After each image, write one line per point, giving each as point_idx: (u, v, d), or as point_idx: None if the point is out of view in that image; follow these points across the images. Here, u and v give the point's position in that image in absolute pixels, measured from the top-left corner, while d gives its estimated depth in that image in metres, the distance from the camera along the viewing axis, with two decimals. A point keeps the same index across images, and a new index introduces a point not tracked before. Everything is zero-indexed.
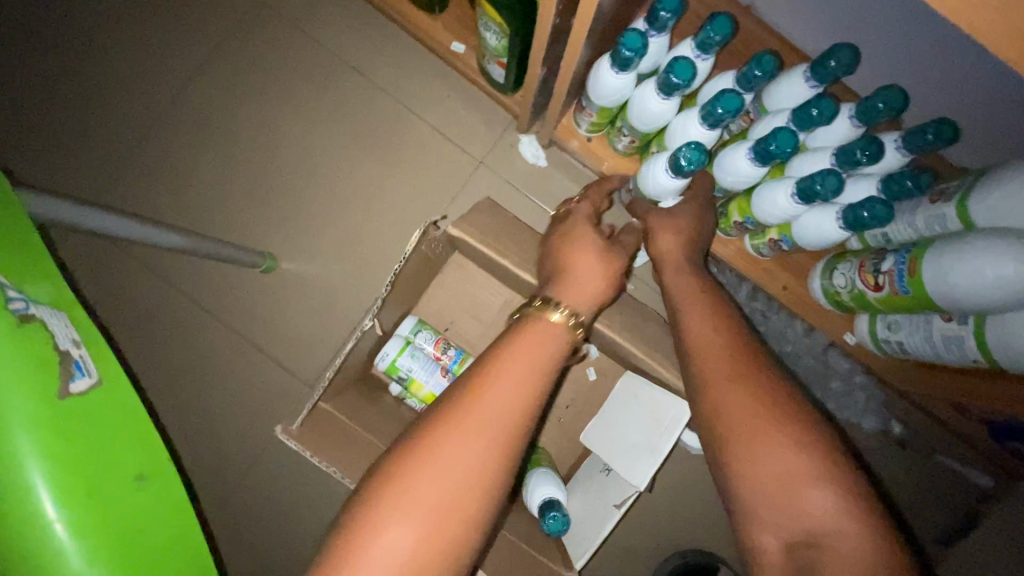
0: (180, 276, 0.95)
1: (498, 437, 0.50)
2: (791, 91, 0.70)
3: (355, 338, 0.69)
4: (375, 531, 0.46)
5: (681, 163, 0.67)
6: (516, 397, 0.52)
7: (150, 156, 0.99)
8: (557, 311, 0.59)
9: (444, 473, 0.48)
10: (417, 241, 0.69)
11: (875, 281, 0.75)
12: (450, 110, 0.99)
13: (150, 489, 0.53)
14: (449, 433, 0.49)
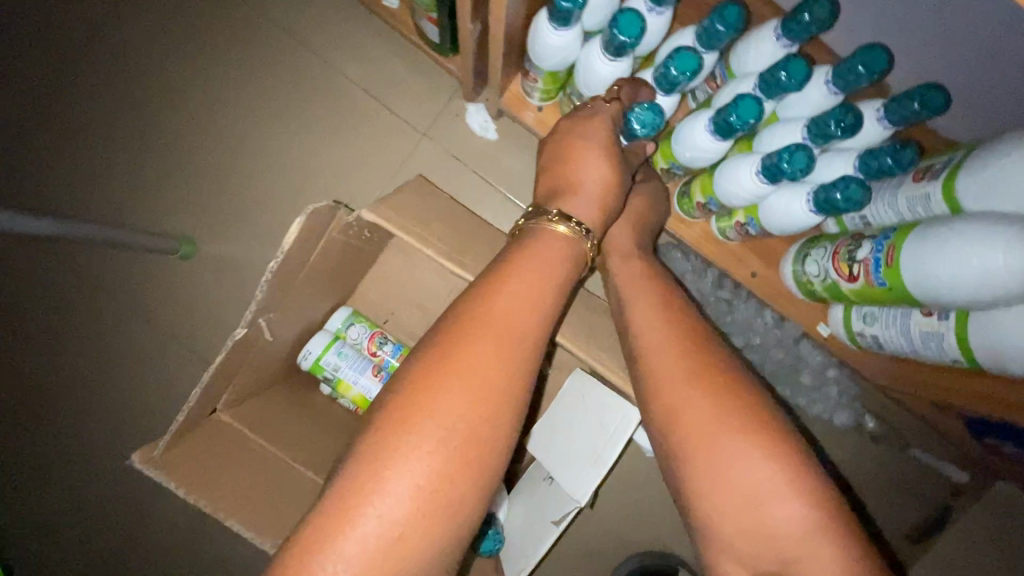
0: (82, 264, 0.84)
1: (513, 345, 0.47)
2: (760, 51, 0.61)
3: (228, 348, 0.58)
4: (406, 437, 0.42)
5: (634, 128, 0.58)
6: (533, 303, 0.50)
7: (43, 128, 0.87)
8: (563, 224, 0.56)
9: (465, 381, 0.44)
10: (299, 234, 0.56)
11: (849, 270, 0.67)
12: (388, 75, 0.88)
13: None
14: (465, 341, 0.46)
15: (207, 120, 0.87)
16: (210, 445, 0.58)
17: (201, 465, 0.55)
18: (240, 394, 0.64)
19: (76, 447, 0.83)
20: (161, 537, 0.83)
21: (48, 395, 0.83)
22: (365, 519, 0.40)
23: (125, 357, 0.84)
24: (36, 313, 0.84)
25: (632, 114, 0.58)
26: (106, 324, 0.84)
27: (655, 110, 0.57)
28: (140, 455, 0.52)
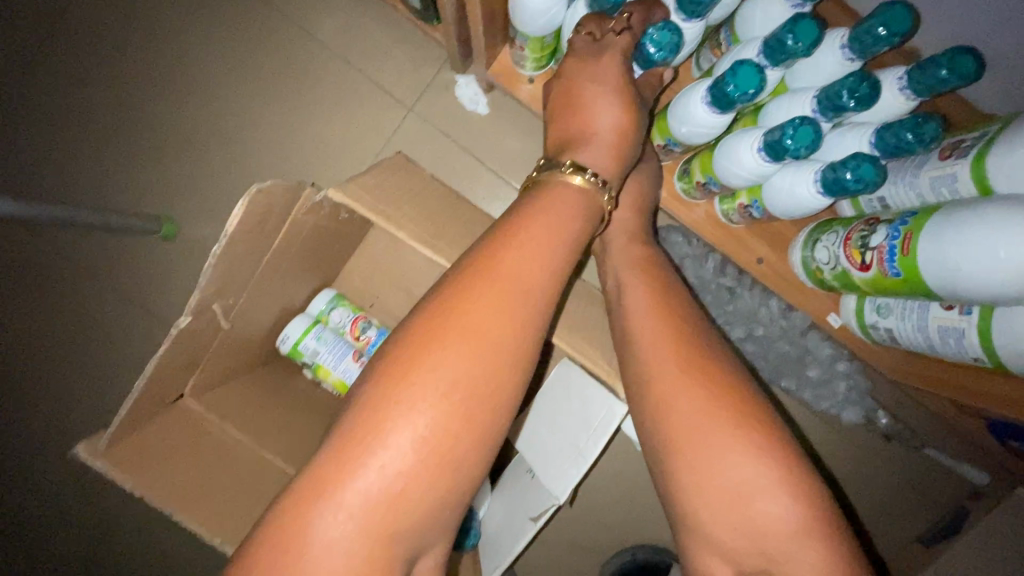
0: (65, 244, 0.83)
1: (523, 300, 0.41)
2: (768, 11, 0.54)
3: (163, 347, 0.52)
4: (404, 396, 0.37)
5: (649, 50, 0.52)
6: (548, 256, 0.44)
7: (22, 104, 0.85)
8: (580, 173, 0.50)
9: (476, 334, 0.39)
10: (244, 215, 0.51)
11: (860, 258, 0.61)
12: (373, 45, 0.84)
13: None
14: (476, 291, 0.41)
15: (186, 96, 0.84)
16: (170, 437, 0.57)
17: (152, 459, 0.54)
18: (208, 381, 0.63)
19: (64, 428, 0.83)
20: (150, 516, 0.84)
21: (36, 375, 0.83)
22: (365, 475, 0.36)
23: (111, 338, 0.83)
24: (21, 293, 0.83)
25: (645, 35, 0.52)
26: (91, 305, 0.83)
27: (672, 27, 0.51)
28: (88, 452, 0.51)
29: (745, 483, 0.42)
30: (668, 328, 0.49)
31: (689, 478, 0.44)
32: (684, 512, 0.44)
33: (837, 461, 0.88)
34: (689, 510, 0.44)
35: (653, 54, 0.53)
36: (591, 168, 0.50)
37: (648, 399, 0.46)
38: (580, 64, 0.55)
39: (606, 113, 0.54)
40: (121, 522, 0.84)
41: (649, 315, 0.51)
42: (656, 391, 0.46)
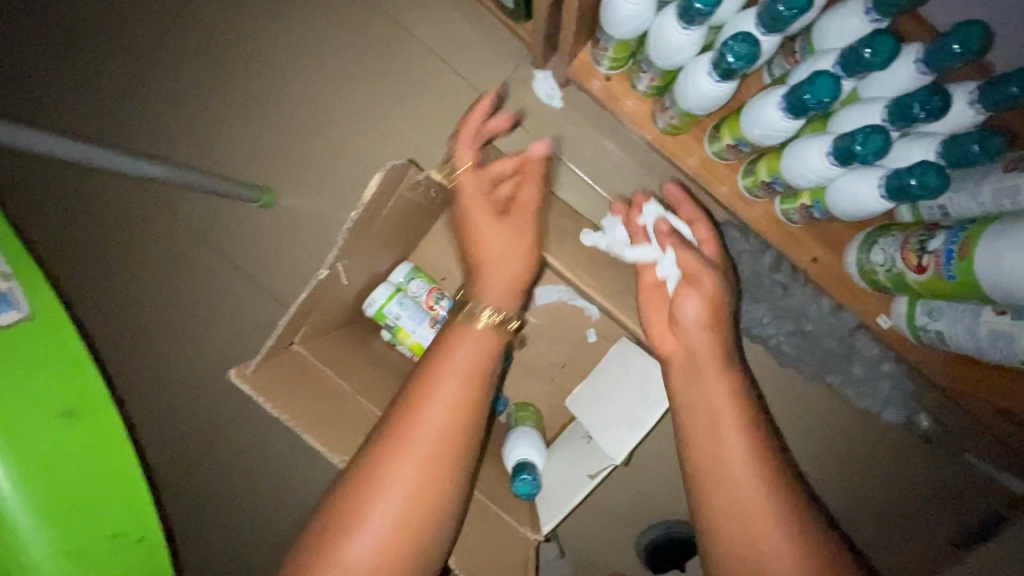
0: (172, 207, 0.92)
1: (453, 418, 0.57)
2: (846, 25, 0.59)
3: (311, 287, 0.63)
4: (355, 523, 0.53)
5: (727, 61, 0.55)
6: (467, 376, 0.58)
7: (142, 80, 0.95)
8: (483, 319, 0.59)
9: (424, 436, 0.56)
10: (378, 185, 0.60)
11: (917, 261, 0.64)
12: (460, 41, 0.91)
13: (79, 429, 0.48)
14: (422, 415, 0.56)
15: (285, 78, 0.92)
16: (287, 371, 0.66)
17: (277, 385, 0.64)
18: (310, 334, 0.72)
19: (159, 373, 0.91)
20: (229, 459, 0.92)
21: (135, 324, 0.92)
22: (351, 549, 0.53)
23: (206, 294, 0.92)
24: (130, 247, 0.92)
25: (726, 45, 0.54)
26: (190, 262, 0.92)
27: (753, 40, 0.53)
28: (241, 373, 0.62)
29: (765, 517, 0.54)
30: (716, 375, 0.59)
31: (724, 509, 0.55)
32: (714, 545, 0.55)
33: (875, 459, 0.92)
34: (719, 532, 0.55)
35: (731, 64, 0.55)
36: (491, 308, 0.60)
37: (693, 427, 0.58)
38: (483, 196, 0.61)
39: (497, 240, 0.61)
40: (203, 464, 0.92)
41: (707, 370, 0.59)
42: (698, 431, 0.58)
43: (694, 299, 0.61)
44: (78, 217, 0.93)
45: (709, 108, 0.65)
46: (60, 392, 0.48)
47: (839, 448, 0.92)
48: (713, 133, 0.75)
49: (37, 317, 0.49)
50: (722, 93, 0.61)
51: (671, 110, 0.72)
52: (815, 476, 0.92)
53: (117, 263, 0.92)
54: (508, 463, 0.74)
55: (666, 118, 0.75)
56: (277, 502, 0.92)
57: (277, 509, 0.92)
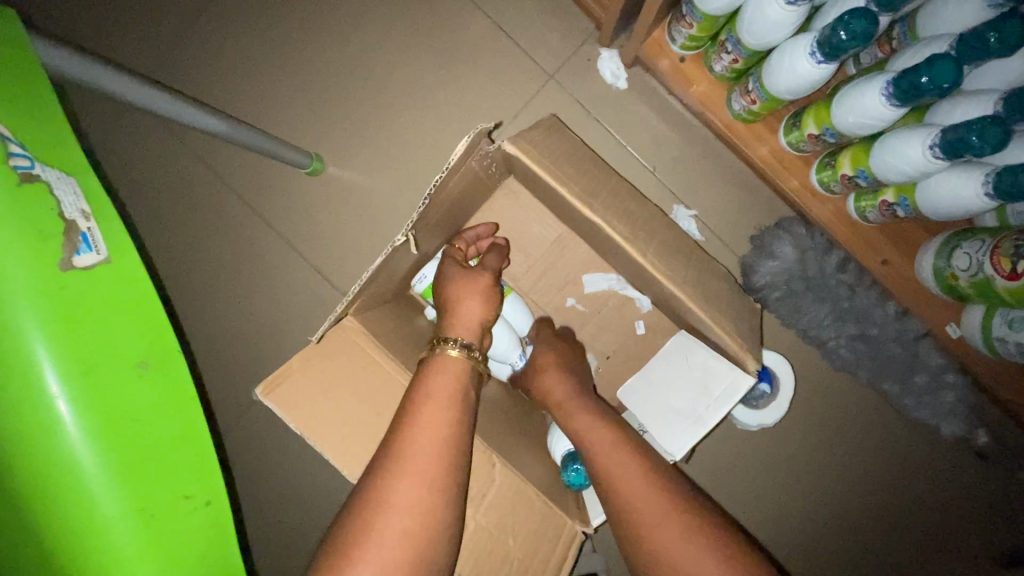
0: (220, 167, 0.90)
1: (435, 464, 0.51)
2: (961, 11, 0.55)
3: (384, 254, 0.61)
4: None
5: (839, 38, 0.52)
6: (448, 401, 0.54)
7: (191, 32, 0.91)
8: (450, 347, 0.60)
9: (411, 465, 0.50)
10: (463, 150, 0.57)
11: (1011, 267, 0.61)
12: (525, 13, 0.87)
13: (153, 381, 0.39)
14: (408, 445, 0.51)
15: (341, 42, 0.89)
16: (340, 361, 0.60)
17: (317, 388, 0.58)
18: (368, 303, 0.66)
19: (195, 337, 0.89)
20: (258, 431, 0.89)
21: (173, 285, 0.89)
22: None
23: (248, 258, 0.89)
24: (173, 205, 0.90)
25: (840, 20, 0.51)
26: (235, 226, 0.89)
27: (871, 16, 0.50)
28: (315, 340, 0.59)
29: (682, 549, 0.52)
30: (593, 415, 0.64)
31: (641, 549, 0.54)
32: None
33: (926, 474, 0.89)
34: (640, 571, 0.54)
35: (843, 41, 0.52)
36: (458, 340, 0.60)
37: (596, 470, 0.59)
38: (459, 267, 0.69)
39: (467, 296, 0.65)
40: (230, 435, 0.88)
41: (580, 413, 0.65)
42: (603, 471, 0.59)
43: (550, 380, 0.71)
44: (122, 170, 0.90)
45: (800, 91, 0.62)
46: (146, 342, 0.40)
47: (890, 460, 0.89)
48: (792, 122, 0.72)
49: (121, 258, 0.40)
50: (819, 76, 0.59)
51: (754, 91, 0.68)
52: (865, 487, 0.89)
53: (159, 220, 0.90)
54: (557, 454, 0.72)
55: (744, 100, 0.72)
56: (305, 479, 0.89)
57: (303, 488, 0.88)
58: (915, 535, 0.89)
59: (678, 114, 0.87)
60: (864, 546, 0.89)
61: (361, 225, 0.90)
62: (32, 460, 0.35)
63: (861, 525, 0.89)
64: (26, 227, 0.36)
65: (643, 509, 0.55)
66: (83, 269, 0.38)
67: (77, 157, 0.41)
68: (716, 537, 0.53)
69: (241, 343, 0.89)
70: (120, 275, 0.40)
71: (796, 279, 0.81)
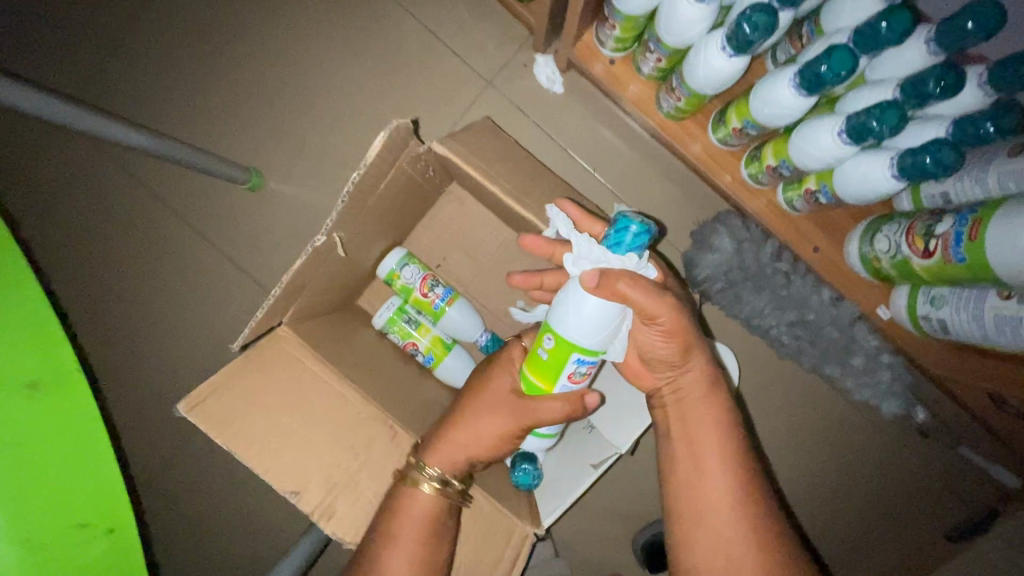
0: (152, 182, 0.87)
1: None
2: (857, 5, 0.58)
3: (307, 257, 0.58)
4: None
5: (744, 31, 0.55)
6: (415, 546, 0.55)
7: (117, 47, 0.89)
8: (426, 481, 0.56)
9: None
10: (380, 148, 0.56)
11: (925, 246, 0.64)
12: (460, 21, 0.89)
13: (43, 401, 0.49)
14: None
15: (276, 55, 0.88)
16: (268, 369, 0.57)
17: (244, 396, 0.55)
18: (304, 311, 0.63)
19: (132, 358, 0.85)
20: (204, 456, 0.85)
21: (103, 304, 0.86)
22: None
23: (180, 273, 0.86)
24: (103, 224, 0.87)
25: (742, 15, 0.54)
26: (169, 241, 0.87)
27: (769, 10, 0.54)
28: (238, 347, 0.56)
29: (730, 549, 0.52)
30: (704, 391, 0.56)
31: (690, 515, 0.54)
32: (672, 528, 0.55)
33: (872, 452, 0.91)
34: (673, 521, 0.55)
35: (748, 34, 0.55)
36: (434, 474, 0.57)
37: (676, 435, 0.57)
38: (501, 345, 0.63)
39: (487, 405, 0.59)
40: (174, 461, 0.85)
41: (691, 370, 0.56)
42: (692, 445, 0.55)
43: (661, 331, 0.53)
44: (46, 189, 0.87)
45: (720, 85, 0.64)
46: (45, 367, 0.49)
47: (836, 441, 0.91)
48: (718, 118, 0.74)
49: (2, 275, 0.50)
50: (734, 69, 0.61)
51: (677, 87, 0.70)
52: (815, 470, 0.91)
53: (87, 239, 0.87)
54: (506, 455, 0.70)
55: (669, 97, 0.74)
56: (246, 496, 0.85)
57: (245, 507, 0.85)
58: (863, 511, 0.92)
59: (614, 115, 0.89)
60: (814, 524, 0.92)
61: (301, 236, 0.88)
62: None
63: (809, 505, 0.92)
64: None
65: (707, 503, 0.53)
66: None
67: None
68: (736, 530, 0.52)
69: (177, 360, 0.85)
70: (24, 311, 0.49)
71: (734, 271, 0.84)
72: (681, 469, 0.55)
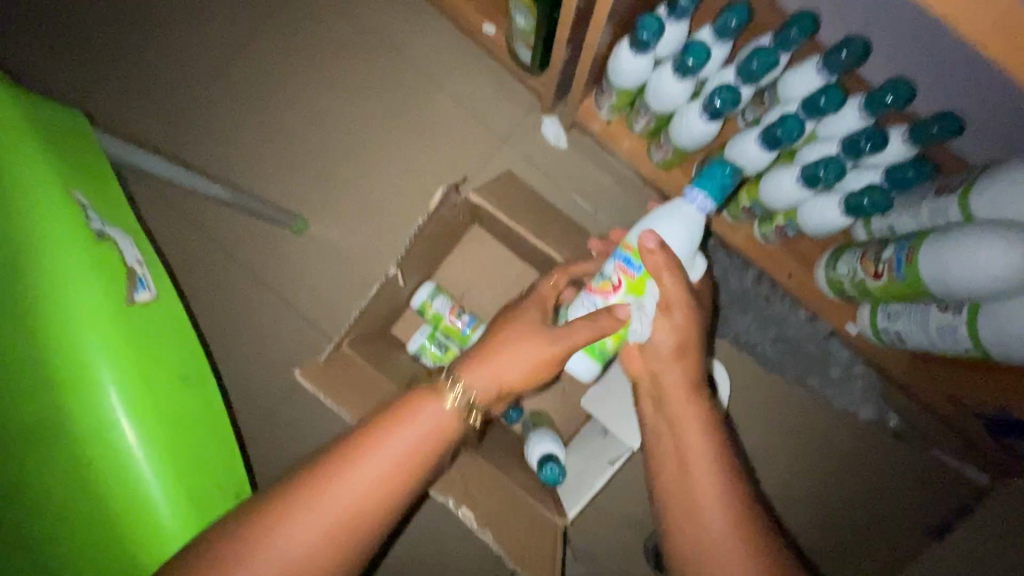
0: (211, 230, 1.00)
1: (381, 491, 0.48)
2: (802, 80, 0.73)
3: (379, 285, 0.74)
4: None
5: (716, 104, 0.70)
6: (420, 436, 0.51)
7: (179, 116, 1.03)
8: (451, 395, 0.52)
9: (334, 493, 0.47)
10: (440, 200, 0.73)
11: (875, 269, 0.77)
12: (477, 88, 1.03)
13: (190, 390, 0.50)
14: (344, 459, 0.48)
15: (317, 119, 1.03)
16: (344, 373, 0.76)
17: (333, 382, 0.74)
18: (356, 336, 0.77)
19: None
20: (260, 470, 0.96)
21: None
22: None
23: (238, 310, 0.99)
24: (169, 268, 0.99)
25: (714, 92, 0.70)
26: (226, 282, 0.99)
27: (732, 88, 0.69)
28: (321, 359, 0.74)
29: (730, 560, 0.53)
30: (685, 388, 0.64)
31: (686, 519, 0.58)
32: (667, 531, 0.60)
33: (854, 455, 1.01)
34: (680, 535, 0.58)
35: (719, 107, 0.70)
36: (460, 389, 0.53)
37: (669, 459, 0.63)
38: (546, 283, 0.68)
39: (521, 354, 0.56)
40: None
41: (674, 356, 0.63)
42: (684, 453, 0.62)
43: (671, 322, 0.62)
44: None
45: (699, 143, 0.79)
46: (194, 368, 0.51)
47: (822, 446, 1.01)
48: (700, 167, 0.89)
49: (164, 299, 0.51)
50: (710, 131, 0.76)
51: (665, 144, 0.85)
52: (806, 474, 1.01)
53: None
54: (532, 459, 0.79)
55: (660, 151, 0.88)
56: None
57: None
58: (852, 509, 1.01)
59: (611, 163, 1.03)
60: (809, 524, 1.01)
61: (343, 274, 1.00)
62: (100, 446, 0.45)
63: (803, 506, 1.01)
64: (102, 275, 0.46)
65: (712, 509, 0.57)
66: (142, 302, 0.49)
67: (120, 220, 0.51)
68: (745, 531, 0.55)
69: (237, 387, 0.97)
70: (169, 320, 0.51)
71: (722, 295, 0.97)
72: (673, 478, 0.61)
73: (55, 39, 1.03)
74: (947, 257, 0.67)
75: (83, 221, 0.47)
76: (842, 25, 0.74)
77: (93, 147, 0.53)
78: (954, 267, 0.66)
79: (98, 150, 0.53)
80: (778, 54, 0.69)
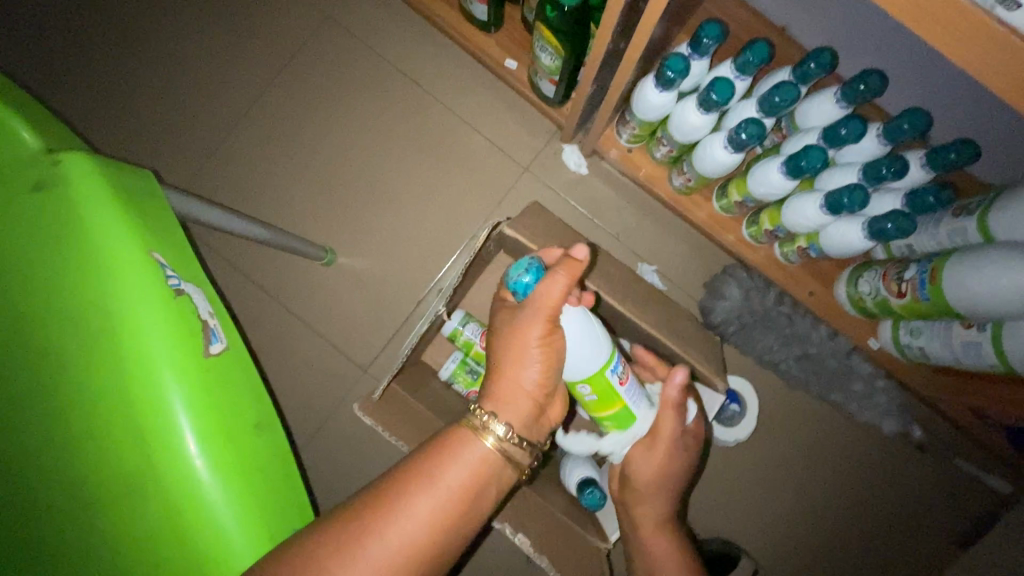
0: (245, 265, 1.02)
1: (447, 514, 0.56)
2: (822, 109, 0.75)
3: (427, 321, 0.82)
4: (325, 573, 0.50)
5: (740, 137, 0.73)
6: (473, 468, 0.59)
7: (212, 154, 1.06)
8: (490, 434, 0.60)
9: (408, 514, 0.54)
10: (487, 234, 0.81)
11: (898, 288, 0.80)
12: (500, 119, 1.07)
13: (263, 438, 0.51)
14: (416, 487, 0.56)
15: (345, 153, 1.06)
16: (393, 407, 0.81)
17: (386, 416, 0.78)
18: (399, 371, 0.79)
19: None
20: None
21: None
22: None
23: (273, 341, 1.01)
24: None
25: (738, 126, 0.73)
26: (260, 315, 1.01)
27: (756, 122, 0.72)
28: (376, 395, 0.77)
29: None
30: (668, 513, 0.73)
31: None
32: None
33: (878, 466, 1.03)
34: None
35: (744, 139, 0.73)
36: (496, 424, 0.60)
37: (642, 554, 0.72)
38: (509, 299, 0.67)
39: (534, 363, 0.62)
40: None
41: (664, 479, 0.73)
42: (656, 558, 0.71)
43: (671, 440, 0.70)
44: None
45: (723, 172, 0.82)
46: (262, 408, 0.52)
47: (847, 459, 1.03)
48: (721, 192, 0.92)
49: (235, 349, 0.53)
50: (733, 161, 0.79)
51: (688, 172, 0.88)
52: (832, 487, 1.03)
53: None
54: (569, 483, 0.82)
55: (681, 178, 0.91)
56: None
57: None
58: (878, 520, 1.03)
59: (630, 187, 1.06)
60: (836, 536, 1.03)
61: (374, 303, 1.03)
62: (180, 494, 0.46)
63: (830, 518, 1.03)
64: (180, 331, 0.48)
65: None
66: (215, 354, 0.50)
67: (190, 272, 0.53)
68: None
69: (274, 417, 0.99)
70: (239, 371, 0.52)
71: (745, 315, 0.99)
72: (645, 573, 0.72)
73: (91, 88, 1.07)
74: (967, 277, 0.70)
75: (163, 278, 0.48)
76: (858, 57, 0.78)
77: (165, 202, 0.55)
78: (976, 286, 0.69)
79: (168, 207, 0.54)
80: (799, 88, 0.72)
